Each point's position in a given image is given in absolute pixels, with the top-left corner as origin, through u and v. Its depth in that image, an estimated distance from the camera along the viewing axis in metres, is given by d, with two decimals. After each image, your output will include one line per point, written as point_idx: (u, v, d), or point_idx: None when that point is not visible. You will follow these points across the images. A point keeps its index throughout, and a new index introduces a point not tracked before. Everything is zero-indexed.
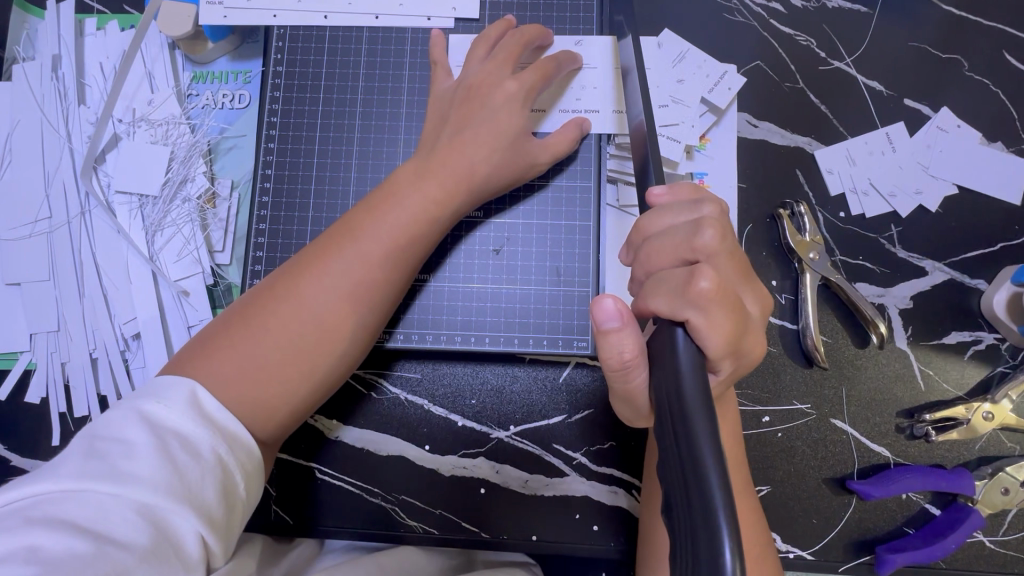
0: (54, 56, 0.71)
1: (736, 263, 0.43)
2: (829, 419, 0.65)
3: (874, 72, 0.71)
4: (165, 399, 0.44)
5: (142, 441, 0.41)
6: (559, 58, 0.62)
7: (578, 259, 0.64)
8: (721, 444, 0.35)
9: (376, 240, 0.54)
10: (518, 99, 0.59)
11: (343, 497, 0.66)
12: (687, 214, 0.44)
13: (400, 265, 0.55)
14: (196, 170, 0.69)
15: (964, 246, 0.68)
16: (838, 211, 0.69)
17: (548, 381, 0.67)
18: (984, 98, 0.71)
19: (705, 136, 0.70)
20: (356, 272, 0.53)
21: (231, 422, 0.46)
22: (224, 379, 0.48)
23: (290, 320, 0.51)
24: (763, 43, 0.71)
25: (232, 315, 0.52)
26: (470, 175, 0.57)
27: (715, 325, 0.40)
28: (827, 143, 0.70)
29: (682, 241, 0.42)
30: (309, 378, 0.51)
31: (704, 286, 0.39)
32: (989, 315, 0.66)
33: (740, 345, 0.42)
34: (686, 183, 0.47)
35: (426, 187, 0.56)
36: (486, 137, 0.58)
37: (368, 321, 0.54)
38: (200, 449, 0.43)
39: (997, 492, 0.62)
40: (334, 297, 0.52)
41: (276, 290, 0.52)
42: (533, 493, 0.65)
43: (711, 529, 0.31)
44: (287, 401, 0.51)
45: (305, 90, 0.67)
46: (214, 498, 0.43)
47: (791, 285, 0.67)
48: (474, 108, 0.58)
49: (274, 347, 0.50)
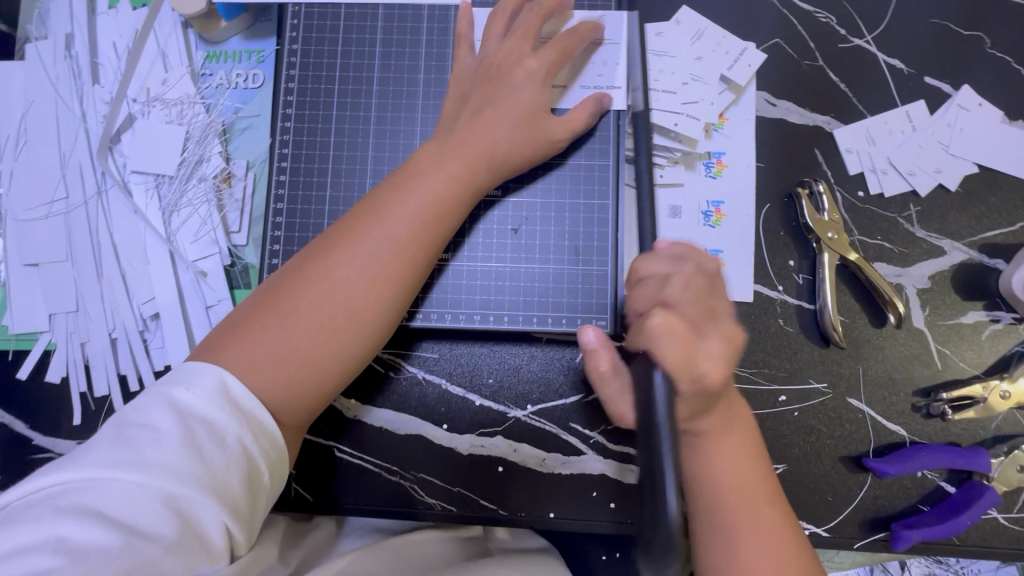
0: (67, 35, 0.70)
1: (700, 306, 0.47)
2: (846, 398, 0.66)
3: (894, 50, 0.70)
4: (193, 386, 0.45)
5: (169, 430, 0.42)
6: (575, 30, 0.61)
7: (597, 238, 0.64)
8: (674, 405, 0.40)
9: (401, 221, 0.53)
10: (539, 76, 0.59)
11: (361, 475, 0.66)
12: (669, 266, 0.49)
13: (425, 247, 0.55)
14: (212, 151, 0.69)
15: (984, 225, 0.68)
16: (857, 190, 0.68)
17: (565, 361, 0.67)
18: (1005, 76, 0.70)
19: (723, 114, 0.69)
20: (382, 254, 0.53)
21: (258, 408, 0.46)
22: (256, 364, 0.48)
23: (320, 304, 0.51)
24: (783, 20, 0.71)
25: (260, 300, 0.52)
26: (487, 155, 0.57)
27: (667, 349, 0.43)
28: (847, 122, 0.69)
29: (653, 291, 0.48)
30: (340, 360, 0.52)
31: (655, 320, 0.44)
32: (1007, 294, 0.66)
33: (697, 369, 0.44)
34: (686, 241, 0.51)
35: (449, 166, 0.56)
36: (508, 113, 0.58)
37: (396, 302, 0.54)
38: (225, 438, 0.44)
39: (1013, 469, 0.63)
40: (361, 279, 0.52)
41: (303, 274, 0.52)
42: (550, 471, 0.66)
43: (660, 485, 0.38)
44: (319, 384, 0.51)
45: (322, 68, 0.67)
46: (239, 487, 0.43)
47: (809, 265, 0.67)
48: (497, 86, 0.59)
49: (303, 331, 0.50)
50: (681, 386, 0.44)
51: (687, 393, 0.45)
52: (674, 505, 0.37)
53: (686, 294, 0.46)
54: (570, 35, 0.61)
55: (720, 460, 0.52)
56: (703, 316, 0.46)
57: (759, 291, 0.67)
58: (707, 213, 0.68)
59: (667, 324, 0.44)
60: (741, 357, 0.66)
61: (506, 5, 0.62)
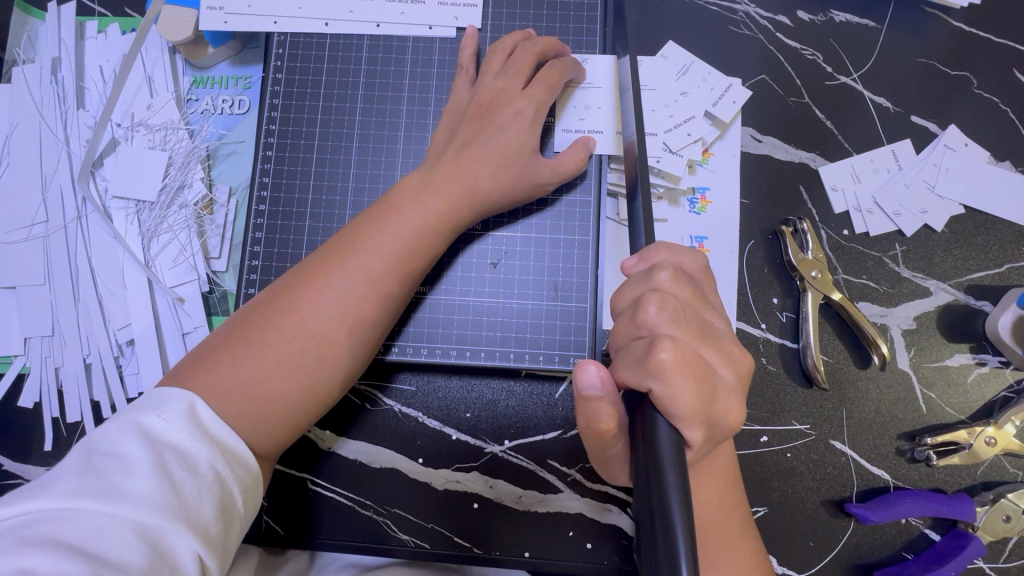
0: (54, 59, 0.70)
1: (692, 326, 0.41)
2: (828, 440, 0.64)
3: (881, 89, 0.70)
4: (163, 412, 0.44)
5: (141, 457, 0.41)
6: (566, 62, 0.61)
7: (576, 274, 0.63)
8: (680, 446, 0.38)
9: (378, 253, 0.53)
10: (528, 118, 0.59)
11: (335, 509, 0.65)
12: (645, 285, 0.43)
13: (403, 279, 0.55)
14: (194, 176, 0.68)
15: (970, 266, 0.67)
16: (842, 229, 0.68)
17: (544, 397, 0.67)
18: (992, 116, 0.69)
19: (708, 150, 0.69)
20: (359, 287, 0.52)
21: (229, 436, 0.46)
22: (225, 395, 0.47)
23: (289, 333, 0.50)
24: (769, 56, 0.71)
25: (232, 328, 0.51)
26: (473, 193, 0.57)
27: (680, 391, 0.39)
28: (833, 160, 0.69)
29: (630, 320, 0.42)
30: (310, 391, 0.51)
31: (664, 357, 0.39)
32: (993, 337, 0.65)
33: (717, 414, 0.41)
34: (661, 248, 0.47)
35: (429, 200, 0.55)
36: (492, 152, 0.57)
37: (367, 333, 0.54)
38: (198, 465, 0.43)
39: (998, 519, 0.61)
40: (336, 313, 0.52)
41: (276, 303, 0.52)
42: (527, 509, 0.65)
43: (673, 566, 0.34)
44: (289, 415, 0.50)
45: (305, 97, 0.67)
46: (212, 514, 0.42)
47: (793, 303, 0.67)
48: (484, 124, 0.58)
49: (276, 362, 0.50)
50: (697, 433, 0.40)
51: (702, 440, 0.41)
52: None
53: (674, 315, 0.41)
54: (556, 71, 0.60)
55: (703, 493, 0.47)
56: (705, 339, 0.42)
57: (742, 329, 0.66)
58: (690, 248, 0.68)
59: (680, 357, 0.39)
60: None
61: (508, 41, 0.62)
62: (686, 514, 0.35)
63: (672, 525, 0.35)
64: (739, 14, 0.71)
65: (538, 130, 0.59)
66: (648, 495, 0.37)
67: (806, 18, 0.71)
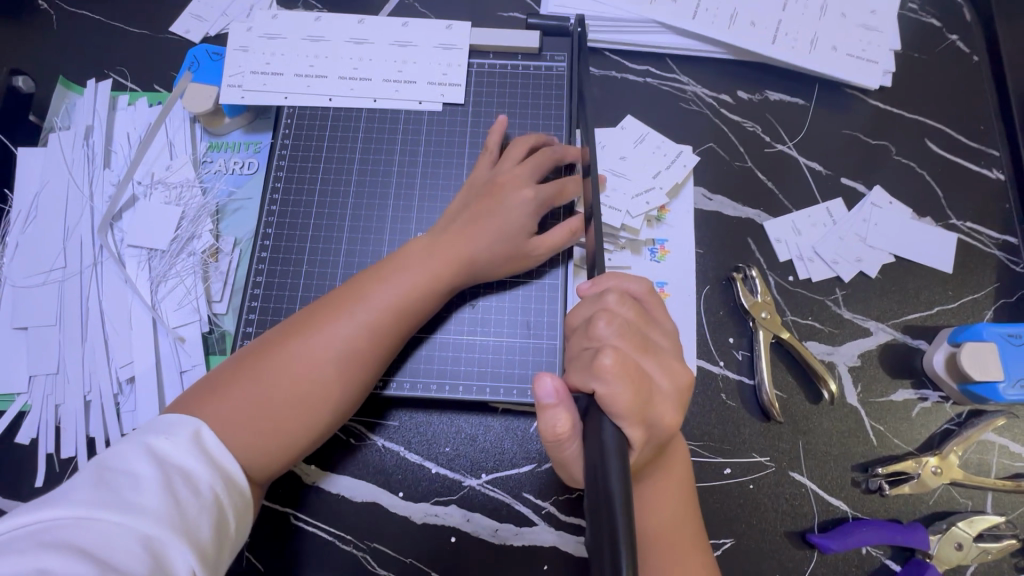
0: (87, 126, 0.80)
1: (630, 339, 0.50)
2: (788, 472, 0.68)
3: (814, 155, 0.80)
4: (170, 436, 0.48)
5: (150, 474, 0.45)
6: (566, 153, 0.71)
7: (547, 314, 0.70)
8: (624, 439, 0.43)
9: (383, 306, 0.59)
10: (529, 198, 0.66)
11: (316, 544, 0.67)
12: (594, 305, 0.53)
13: (403, 332, 0.61)
14: (203, 228, 0.76)
15: (904, 308, 0.74)
16: (787, 275, 0.75)
17: (520, 430, 0.71)
18: (911, 179, 0.79)
19: (665, 206, 0.78)
20: (365, 338, 0.58)
21: (226, 460, 0.50)
22: (234, 427, 0.52)
23: (297, 374, 0.55)
24: (715, 128, 0.81)
25: (243, 362, 0.56)
26: (473, 260, 0.64)
27: (619, 391, 0.45)
28: (775, 215, 0.78)
29: (582, 338, 0.51)
30: (308, 430, 0.56)
31: (606, 362, 0.47)
32: (931, 373, 0.71)
33: (654, 416, 0.47)
34: (608, 274, 0.57)
35: (434, 262, 0.62)
36: (490, 229, 0.64)
37: (367, 377, 0.59)
38: (199, 485, 0.47)
39: (952, 546, 0.64)
40: (342, 362, 0.57)
41: (288, 345, 0.56)
42: (503, 542, 0.67)
43: (614, 546, 0.35)
44: (287, 451, 0.55)
45: (308, 160, 0.76)
46: (208, 535, 0.46)
47: (747, 342, 0.73)
48: (487, 203, 0.66)
49: (282, 399, 0.54)
50: (636, 434, 0.45)
51: (643, 439, 0.46)
52: (627, 572, 0.34)
53: (618, 329, 0.50)
54: (545, 159, 0.69)
55: (656, 505, 0.53)
56: (642, 348, 0.49)
57: (703, 366, 0.72)
58: None
59: (620, 363, 0.47)
60: (688, 431, 0.69)
61: (527, 138, 0.72)
62: (626, 511, 0.37)
63: (614, 512, 0.37)
64: (688, 93, 0.83)
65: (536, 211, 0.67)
66: (599, 488, 0.39)
67: (745, 97, 0.83)
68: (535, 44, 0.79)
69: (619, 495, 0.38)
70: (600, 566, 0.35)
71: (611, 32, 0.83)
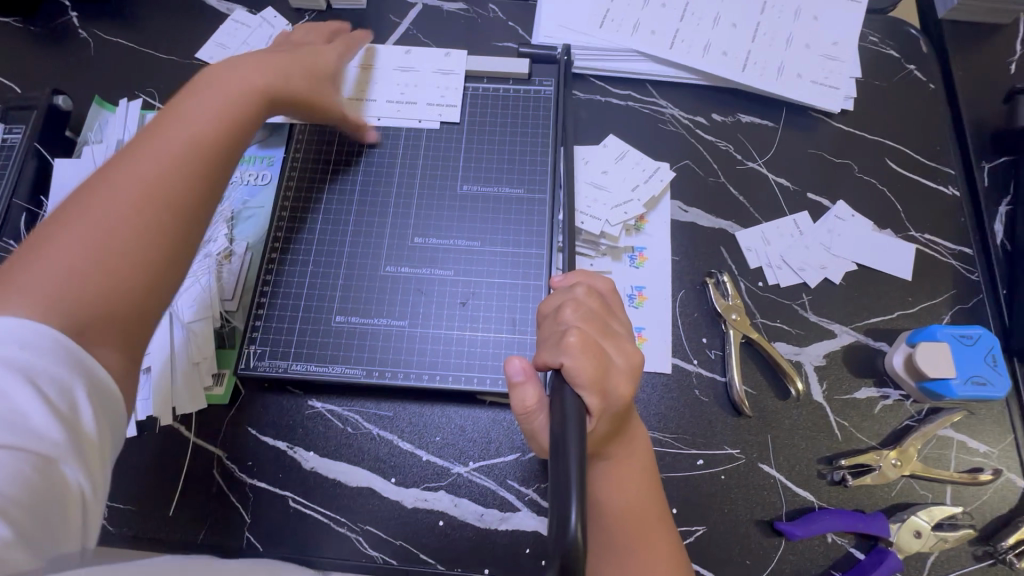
0: (118, 140, 0.88)
1: (593, 323, 0.56)
2: (757, 463, 0.72)
3: (782, 172, 0.87)
4: (24, 342, 0.44)
5: (12, 387, 0.43)
6: (356, 35, 0.84)
7: (532, 313, 0.75)
8: (582, 409, 0.49)
9: (198, 121, 0.60)
10: (321, 49, 0.79)
11: (312, 526, 0.71)
12: (564, 295, 0.59)
13: (223, 142, 0.61)
14: (219, 233, 0.82)
15: (867, 313, 0.79)
16: (757, 281, 0.81)
17: (506, 422, 0.75)
18: (873, 194, 0.86)
19: (644, 217, 0.84)
20: (184, 144, 0.58)
21: (83, 355, 0.47)
22: (54, 271, 0.49)
23: (134, 198, 0.54)
24: (690, 146, 0.88)
25: (51, 221, 0.52)
26: (265, 90, 0.68)
27: (582, 365, 0.51)
28: (746, 226, 0.84)
29: (551, 321, 0.57)
30: (146, 274, 0.53)
31: (572, 341, 0.53)
32: (891, 372, 0.75)
33: (613, 388, 0.53)
34: (577, 271, 0.64)
35: (224, 83, 0.65)
36: (292, 58, 0.74)
37: (201, 179, 0.58)
38: (72, 394, 0.46)
39: (911, 534, 0.68)
40: (177, 179, 0.56)
41: (96, 187, 0.54)
42: (488, 526, 0.71)
43: (567, 499, 0.42)
44: (119, 305, 0.51)
45: (317, 171, 0.83)
46: (91, 446, 0.46)
47: (719, 342, 0.78)
48: (286, 51, 0.76)
49: (102, 232, 0.52)
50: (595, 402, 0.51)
51: (602, 409, 0.52)
52: (575, 517, 0.41)
53: (582, 315, 0.56)
54: (344, 37, 0.84)
55: (621, 487, 0.58)
56: (604, 332, 0.55)
57: (677, 364, 0.77)
58: (631, 295, 0.80)
59: (583, 341, 0.53)
60: (663, 424, 0.74)
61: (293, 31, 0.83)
62: (579, 471, 0.43)
63: (569, 472, 0.43)
64: (666, 115, 0.90)
65: (330, 62, 0.79)
66: (557, 452, 0.45)
67: (718, 119, 0.90)
68: (525, 70, 0.87)
69: (574, 457, 0.44)
70: (556, 514, 0.42)
71: (595, 60, 0.92)
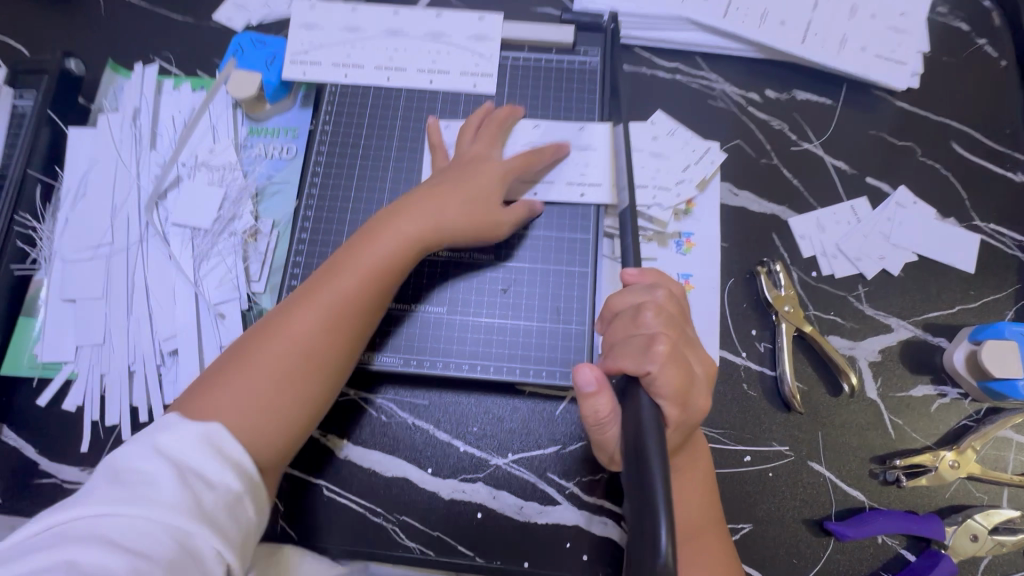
0: (134, 109, 0.83)
1: (674, 329, 0.52)
2: (806, 461, 0.70)
3: (839, 154, 0.82)
4: (174, 431, 0.49)
5: (161, 471, 0.46)
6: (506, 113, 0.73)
7: (576, 301, 0.72)
8: (660, 419, 0.46)
9: (349, 279, 0.60)
10: (502, 172, 0.68)
11: (347, 516, 0.69)
12: (644, 295, 0.55)
13: (373, 297, 0.60)
14: (244, 210, 0.78)
15: (926, 306, 0.75)
16: (810, 271, 0.77)
17: (546, 413, 0.73)
18: (936, 180, 0.81)
19: (692, 200, 0.79)
20: (337, 312, 0.58)
21: (231, 445, 0.51)
22: (236, 402, 0.53)
23: (291, 371, 0.56)
24: (743, 125, 0.83)
25: (232, 354, 0.57)
26: (415, 241, 0.62)
27: (667, 375, 0.48)
28: (800, 212, 0.79)
29: (628, 323, 0.53)
30: (289, 417, 0.56)
31: (660, 349, 0.49)
32: (950, 369, 0.72)
33: (692, 400, 0.51)
34: (653, 270, 0.58)
35: (374, 246, 0.61)
36: (462, 188, 0.66)
37: (349, 347, 0.59)
38: (212, 478, 0.48)
39: (966, 538, 0.66)
40: (321, 331, 0.57)
41: (271, 328, 0.57)
42: (527, 520, 0.69)
43: (653, 513, 0.39)
44: (278, 439, 0.55)
45: (347, 146, 0.78)
46: (228, 522, 0.48)
47: (770, 335, 0.74)
48: (464, 171, 0.68)
49: (273, 373, 0.55)
50: (672, 412, 0.48)
51: (678, 419, 0.49)
52: (665, 537, 0.38)
53: (665, 319, 0.52)
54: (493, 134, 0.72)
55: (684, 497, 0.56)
56: (684, 340, 0.52)
57: (725, 357, 0.74)
58: None
59: (671, 349, 0.50)
60: (709, 419, 0.71)
61: (473, 120, 0.74)
62: (664, 484, 0.41)
63: (652, 485, 0.41)
64: (717, 91, 0.84)
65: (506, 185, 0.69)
66: (637, 466, 0.43)
67: (773, 95, 0.84)
68: (569, 39, 0.81)
69: (658, 471, 0.41)
70: (640, 530, 0.39)
71: (643, 28, 0.85)
